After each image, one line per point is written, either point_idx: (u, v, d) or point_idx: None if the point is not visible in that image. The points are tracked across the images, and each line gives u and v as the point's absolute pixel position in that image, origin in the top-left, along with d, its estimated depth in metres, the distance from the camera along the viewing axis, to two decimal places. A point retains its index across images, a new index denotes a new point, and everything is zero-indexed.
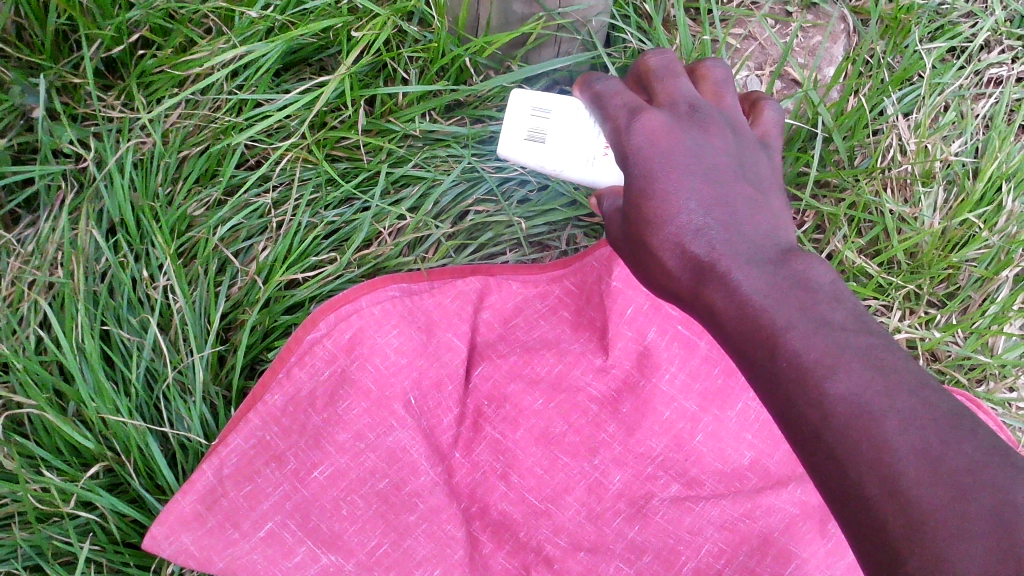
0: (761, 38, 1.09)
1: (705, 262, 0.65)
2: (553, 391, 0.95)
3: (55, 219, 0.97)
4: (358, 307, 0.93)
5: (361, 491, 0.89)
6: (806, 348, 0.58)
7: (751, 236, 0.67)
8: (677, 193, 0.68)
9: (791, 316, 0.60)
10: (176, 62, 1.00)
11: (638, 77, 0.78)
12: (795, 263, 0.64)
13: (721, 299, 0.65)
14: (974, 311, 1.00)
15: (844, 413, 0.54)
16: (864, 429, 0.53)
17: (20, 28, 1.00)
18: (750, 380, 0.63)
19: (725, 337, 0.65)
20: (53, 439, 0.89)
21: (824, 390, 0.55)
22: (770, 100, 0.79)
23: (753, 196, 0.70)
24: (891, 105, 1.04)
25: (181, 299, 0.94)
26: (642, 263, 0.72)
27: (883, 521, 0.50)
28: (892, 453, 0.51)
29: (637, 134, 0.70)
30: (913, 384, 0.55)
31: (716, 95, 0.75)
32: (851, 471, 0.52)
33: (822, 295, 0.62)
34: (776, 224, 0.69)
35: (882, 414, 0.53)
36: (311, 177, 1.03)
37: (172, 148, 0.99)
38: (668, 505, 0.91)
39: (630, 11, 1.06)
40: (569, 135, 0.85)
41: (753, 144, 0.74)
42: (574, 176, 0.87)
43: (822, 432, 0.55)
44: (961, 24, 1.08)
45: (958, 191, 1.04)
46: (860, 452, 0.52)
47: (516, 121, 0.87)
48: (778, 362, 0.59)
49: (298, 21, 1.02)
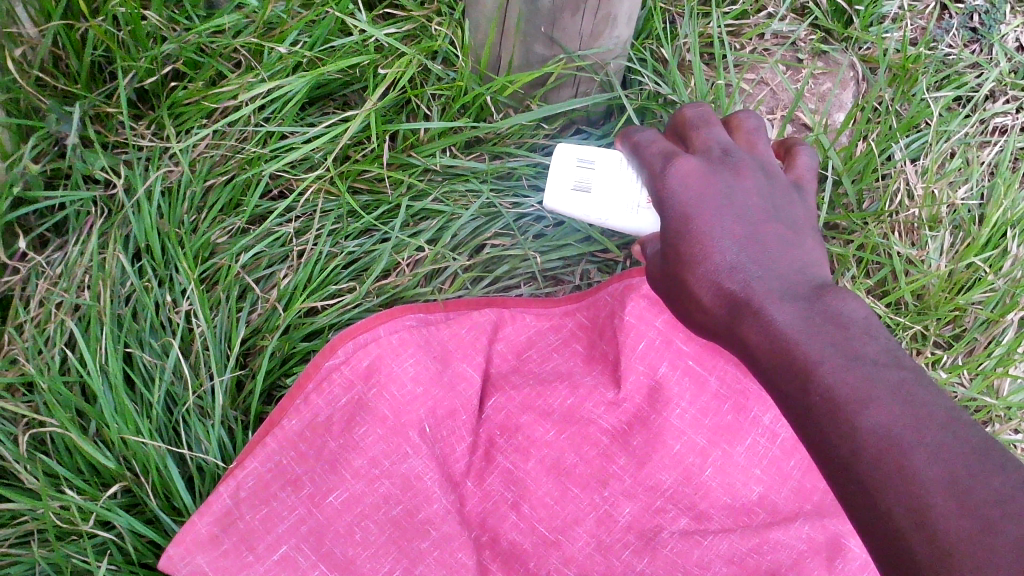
0: (773, 83, 1.12)
1: (739, 297, 0.69)
2: (564, 423, 0.97)
3: (84, 244, 1.00)
4: (376, 335, 0.96)
5: (374, 517, 0.89)
6: (838, 381, 0.60)
7: (784, 273, 0.71)
8: (710, 232, 0.72)
9: (824, 350, 0.62)
10: (206, 94, 1.03)
11: (675, 125, 0.84)
12: (828, 299, 0.67)
13: (755, 332, 0.68)
14: (980, 353, 1.02)
15: (875, 446, 0.55)
16: (893, 463, 0.54)
17: (57, 59, 1.04)
18: (784, 413, 0.66)
19: (759, 370, 0.68)
20: (74, 458, 0.91)
21: (857, 423, 0.57)
22: (804, 145, 0.84)
23: (786, 233, 0.74)
24: (899, 151, 1.06)
25: (203, 323, 0.96)
26: (679, 299, 0.76)
27: (913, 554, 0.51)
28: (922, 487, 0.52)
29: (672, 178, 0.76)
30: (944, 418, 0.55)
31: (750, 142, 0.81)
32: (882, 505, 0.54)
33: (856, 330, 0.64)
34: (808, 260, 0.73)
35: (913, 449, 0.54)
36: (333, 208, 1.06)
37: (198, 177, 1.02)
38: (677, 539, 0.91)
39: (647, 54, 1.09)
40: (613, 186, 0.89)
41: (787, 187, 0.78)
42: (619, 224, 0.90)
43: (853, 463, 0.56)
44: (967, 74, 1.11)
45: (964, 235, 1.06)
46: (891, 487, 0.53)
47: (562, 173, 0.91)
48: (811, 395, 0.61)
49: (326, 58, 1.06)
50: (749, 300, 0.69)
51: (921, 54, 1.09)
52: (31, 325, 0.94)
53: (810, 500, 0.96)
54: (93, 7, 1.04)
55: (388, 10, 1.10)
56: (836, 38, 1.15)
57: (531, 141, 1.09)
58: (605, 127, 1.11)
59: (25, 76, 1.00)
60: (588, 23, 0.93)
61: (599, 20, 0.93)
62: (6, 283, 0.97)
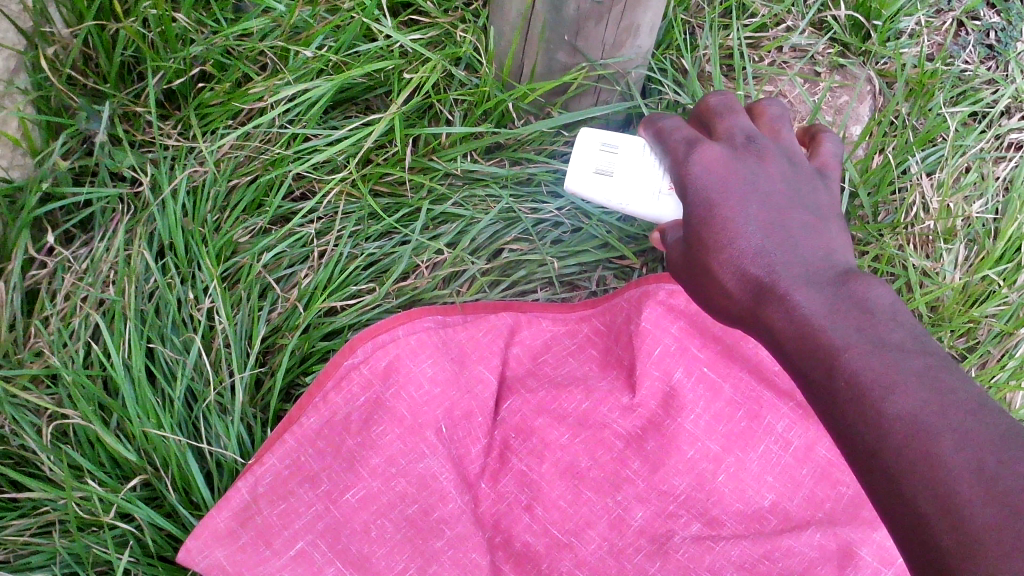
0: (790, 95, 1.12)
1: (764, 283, 0.73)
2: (579, 426, 0.98)
3: (109, 240, 1.01)
4: (395, 335, 0.97)
5: (390, 516, 0.90)
6: (863, 368, 0.62)
7: (808, 260, 0.74)
8: (735, 219, 0.76)
9: (849, 337, 0.65)
10: (233, 96, 1.05)
11: (699, 113, 0.88)
12: (854, 286, 0.70)
13: (780, 318, 0.71)
14: (994, 366, 1.02)
15: (901, 432, 0.58)
16: (919, 450, 0.56)
17: (88, 58, 1.06)
18: (809, 398, 0.68)
19: (784, 356, 0.71)
20: (97, 450, 0.92)
21: (882, 410, 0.59)
22: (828, 132, 0.89)
23: (809, 221, 0.78)
24: (915, 164, 1.07)
25: (225, 320, 0.97)
26: (705, 289, 0.79)
27: (939, 540, 0.53)
28: (948, 473, 0.54)
29: (695, 164, 0.80)
30: (970, 404, 0.57)
31: (773, 128, 0.85)
32: (907, 491, 0.56)
33: (881, 316, 0.66)
34: (832, 248, 0.76)
35: (939, 435, 0.56)
36: (354, 210, 1.07)
37: (223, 176, 1.04)
38: (689, 543, 0.92)
39: (667, 64, 1.11)
40: (635, 171, 0.91)
41: (810, 173, 0.83)
42: (639, 210, 0.91)
43: (879, 450, 0.58)
44: (983, 90, 1.12)
45: (978, 249, 1.06)
46: (916, 473, 0.55)
47: (586, 156, 0.93)
48: (836, 380, 0.64)
49: (351, 62, 1.08)
50: (774, 286, 0.72)
51: (938, 69, 1.10)
52: (57, 318, 0.95)
53: (822, 509, 0.96)
54: (125, 8, 1.06)
55: (413, 16, 1.12)
56: (853, 52, 1.16)
57: (551, 148, 1.11)
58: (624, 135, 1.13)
59: (57, 74, 1.02)
60: (611, 32, 0.94)
61: (621, 30, 0.95)
62: (33, 277, 0.99)
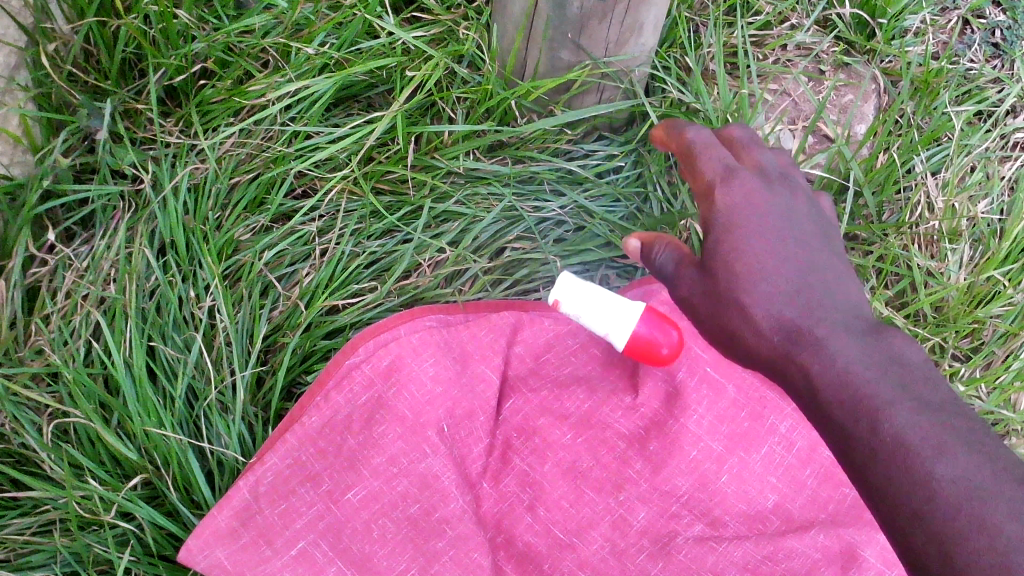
0: (795, 94, 1.12)
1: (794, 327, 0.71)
2: (583, 427, 0.98)
3: (111, 237, 1.01)
4: (397, 334, 0.96)
5: (392, 515, 0.90)
6: (908, 429, 0.62)
7: (836, 307, 0.73)
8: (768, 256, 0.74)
9: (891, 395, 0.65)
10: (234, 92, 1.05)
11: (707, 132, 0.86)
12: (886, 342, 0.70)
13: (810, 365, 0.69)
14: (998, 366, 0.98)
15: (952, 497, 0.57)
16: (973, 516, 0.56)
17: (89, 55, 1.06)
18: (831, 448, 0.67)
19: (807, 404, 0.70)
20: (98, 449, 0.91)
21: (930, 471, 0.59)
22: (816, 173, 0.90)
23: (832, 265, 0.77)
24: (920, 163, 1.07)
25: (226, 318, 0.97)
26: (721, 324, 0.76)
27: None
28: (1005, 542, 0.54)
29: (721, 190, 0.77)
30: (1015, 471, 0.58)
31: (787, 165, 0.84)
32: (958, 556, 0.55)
33: (916, 373, 0.66)
34: (854, 296, 0.76)
35: (992, 503, 0.56)
36: (356, 208, 1.07)
37: (225, 174, 1.04)
38: (692, 544, 0.91)
39: (671, 62, 1.11)
40: None
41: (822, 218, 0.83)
42: None
43: (926, 511, 0.58)
44: (988, 89, 1.12)
45: (983, 249, 1.05)
46: (972, 540, 0.55)
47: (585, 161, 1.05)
48: (877, 436, 0.63)
49: (352, 59, 1.08)
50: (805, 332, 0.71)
51: (943, 68, 1.10)
52: (57, 316, 0.95)
53: (825, 510, 0.96)
54: (126, 5, 1.06)
55: (415, 13, 1.11)
56: (858, 50, 1.16)
57: (554, 147, 1.10)
58: (627, 134, 1.13)
59: (58, 71, 1.02)
60: (615, 30, 0.94)
61: (626, 28, 0.94)
62: (33, 275, 0.98)
